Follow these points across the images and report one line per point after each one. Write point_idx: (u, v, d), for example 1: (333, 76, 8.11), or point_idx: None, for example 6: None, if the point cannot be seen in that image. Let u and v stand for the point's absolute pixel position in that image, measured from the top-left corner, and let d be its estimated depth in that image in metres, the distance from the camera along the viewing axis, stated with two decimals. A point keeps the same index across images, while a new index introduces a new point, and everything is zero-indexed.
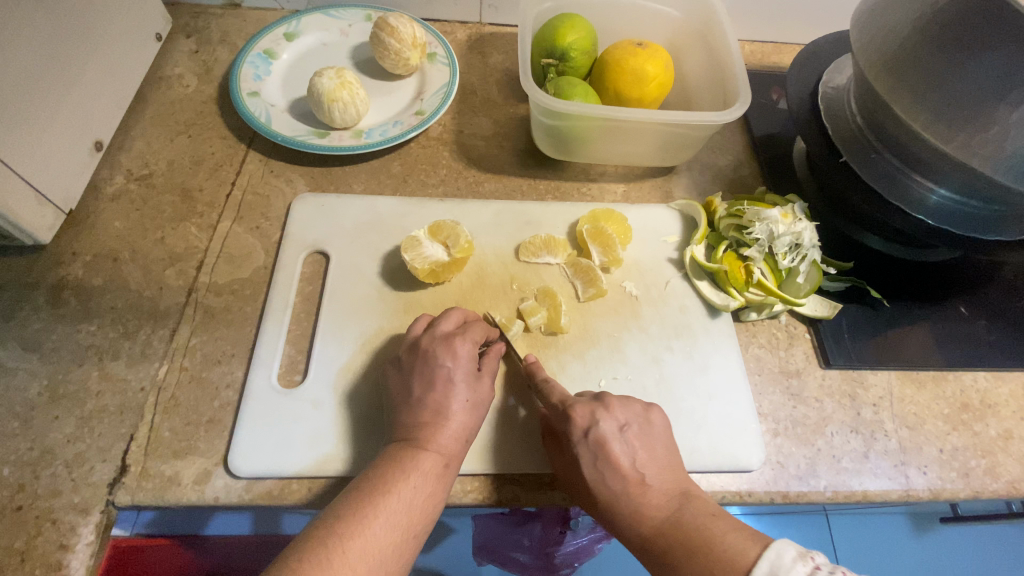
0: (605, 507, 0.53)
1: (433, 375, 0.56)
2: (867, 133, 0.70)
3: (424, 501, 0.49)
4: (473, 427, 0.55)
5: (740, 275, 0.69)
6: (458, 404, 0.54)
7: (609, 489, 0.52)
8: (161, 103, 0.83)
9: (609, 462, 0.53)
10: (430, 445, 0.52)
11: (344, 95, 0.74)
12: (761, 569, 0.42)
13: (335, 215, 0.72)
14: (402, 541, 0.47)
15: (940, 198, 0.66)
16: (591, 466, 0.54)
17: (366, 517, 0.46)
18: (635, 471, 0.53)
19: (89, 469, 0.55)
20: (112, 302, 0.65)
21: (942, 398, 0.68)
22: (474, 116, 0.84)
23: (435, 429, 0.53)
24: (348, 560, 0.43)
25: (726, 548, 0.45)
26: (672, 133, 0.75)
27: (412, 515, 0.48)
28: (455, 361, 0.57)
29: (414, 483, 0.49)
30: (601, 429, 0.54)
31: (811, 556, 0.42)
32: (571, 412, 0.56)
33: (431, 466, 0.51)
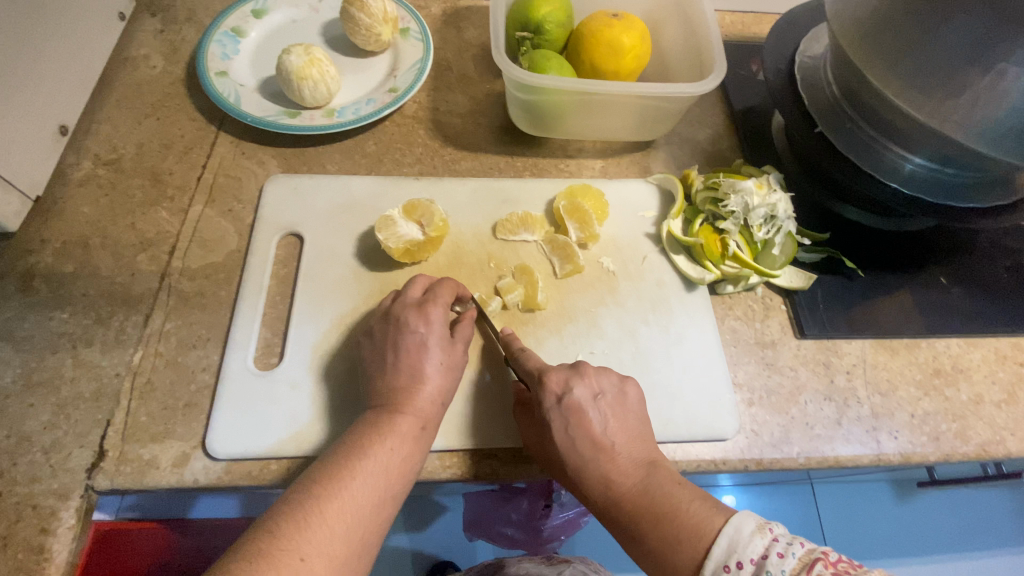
0: (574, 471, 0.53)
1: (407, 342, 0.56)
2: (842, 103, 0.70)
3: (401, 462, 0.50)
4: (448, 391, 0.56)
5: (716, 248, 0.69)
6: (433, 367, 0.55)
7: (579, 453, 0.53)
8: (127, 85, 0.81)
9: (581, 425, 0.54)
10: (406, 409, 0.52)
11: (314, 73, 0.72)
12: (720, 543, 0.44)
13: (309, 196, 0.71)
14: (379, 501, 0.47)
15: (914, 165, 0.67)
16: (561, 427, 0.54)
17: (343, 480, 0.46)
18: (604, 437, 0.53)
19: (66, 455, 0.56)
20: (84, 289, 0.64)
21: (914, 364, 0.69)
22: (449, 93, 0.83)
23: (411, 393, 0.53)
24: (327, 520, 0.44)
25: (691, 515, 0.47)
26: (647, 106, 0.74)
27: (389, 477, 0.49)
28: (428, 326, 0.57)
29: (390, 445, 0.50)
30: (575, 396, 0.55)
31: (768, 528, 0.44)
32: (544, 383, 0.55)
33: (408, 427, 0.52)
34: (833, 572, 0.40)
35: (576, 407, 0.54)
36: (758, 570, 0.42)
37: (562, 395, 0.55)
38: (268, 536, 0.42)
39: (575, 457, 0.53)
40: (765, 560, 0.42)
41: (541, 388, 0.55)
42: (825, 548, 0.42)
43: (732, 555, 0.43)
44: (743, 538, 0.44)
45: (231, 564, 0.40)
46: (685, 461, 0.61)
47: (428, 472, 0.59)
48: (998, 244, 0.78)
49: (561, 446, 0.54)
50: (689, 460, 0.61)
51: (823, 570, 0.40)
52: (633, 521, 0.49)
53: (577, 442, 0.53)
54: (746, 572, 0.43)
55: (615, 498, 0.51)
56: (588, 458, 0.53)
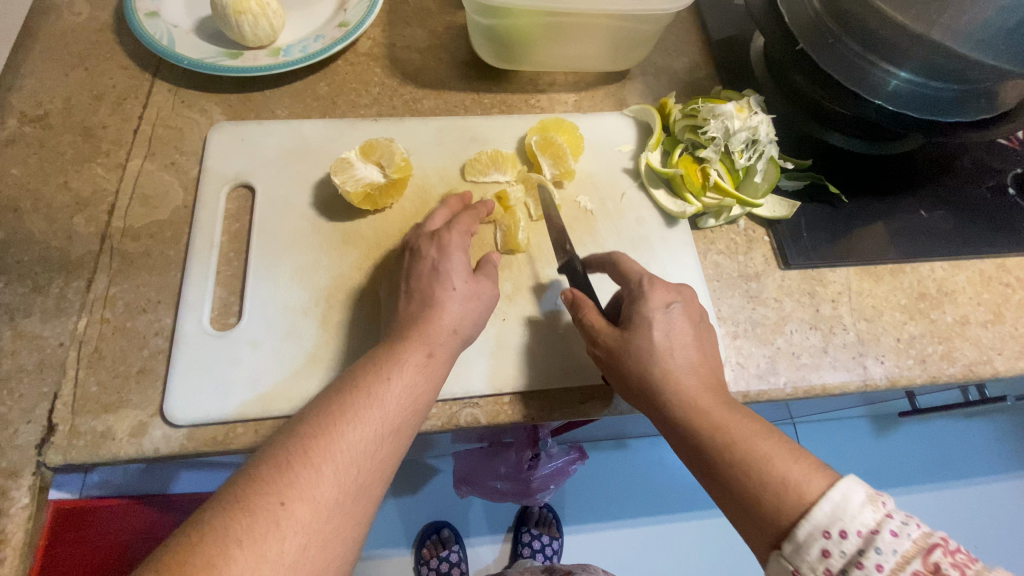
0: (664, 377, 0.48)
1: (419, 269, 0.54)
2: (824, 18, 0.64)
3: (401, 398, 0.45)
4: (467, 322, 0.52)
5: (697, 179, 0.66)
6: (449, 293, 0.52)
7: (676, 359, 0.49)
8: (48, 32, 0.73)
9: (682, 336, 0.50)
10: (407, 342, 0.49)
11: (252, 6, 0.65)
12: (821, 508, 0.39)
13: (259, 145, 0.65)
14: (378, 440, 0.43)
15: (901, 81, 0.62)
16: (662, 332, 0.50)
17: (335, 419, 0.43)
18: (695, 353, 0.50)
19: (13, 432, 0.52)
20: (17, 256, 0.59)
21: (899, 289, 0.67)
22: (406, 27, 0.76)
23: (418, 325, 0.50)
24: (313, 462, 0.40)
25: (777, 454, 0.43)
26: (619, 27, 0.69)
27: (389, 414, 0.44)
28: (442, 253, 0.54)
29: (389, 381, 0.46)
30: (680, 309, 0.52)
31: (881, 501, 0.38)
32: (651, 288, 0.52)
33: (410, 360, 0.47)
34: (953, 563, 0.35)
35: (682, 320, 0.51)
36: (865, 545, 0.37)
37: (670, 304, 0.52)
38: (249, 480, 0.39)
39: (670, 361, 0.49)
40: (876, 535, 0.37)
41: (651, 288, 0.52)
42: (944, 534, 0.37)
43: (836, 522, 0.38)
44: (850, 508, 0.38)
45: (207, 509, 0.38)
46: None
47: None
48: (981, 164, 0.75)
49: (659, 350, 0.49)
50: None
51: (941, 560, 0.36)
52: (722, 435, 0.45)
53: (675, 348, 0.49)
54: (851, 543, 0.38)
55: (703, 409, 0.47)
56: (682, 365, 0.49)
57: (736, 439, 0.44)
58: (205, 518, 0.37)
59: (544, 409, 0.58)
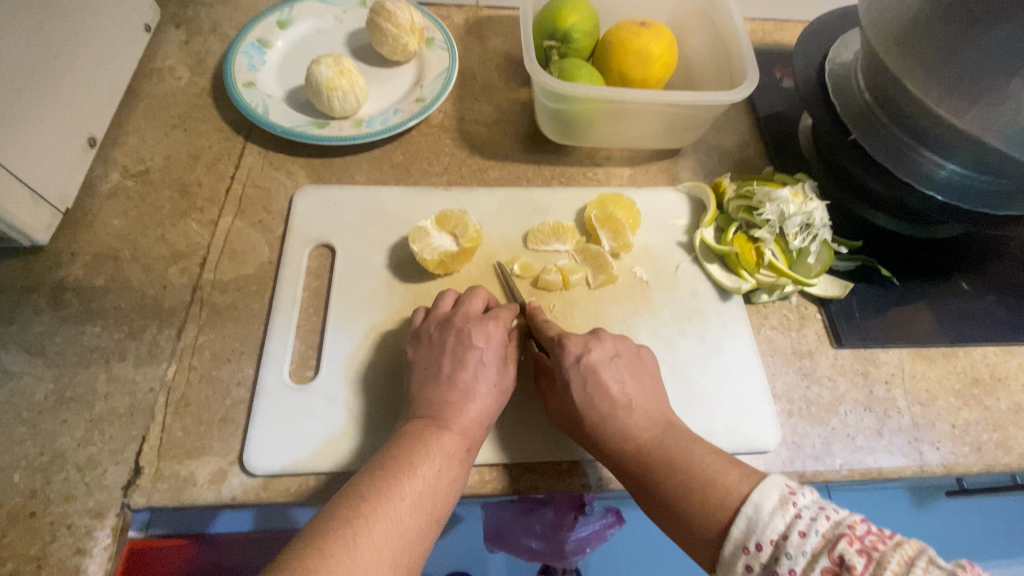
0: (592, 427, 0.53)
1: (466, 356, 0.55)
2: (876, 109, 0.68)
3: (446, 483, 0.48)
4: (494, 413, 0.54)
5: (751, 257, 0.69)
6: (485, 388, 0.54)
7: (597, 409, 0.53)
8: (151, 95, 0.80)
9: (600, 386, 0.54)
10: (453, 426, 0.51)
11: (343, 84, 0.72)
12: (738, 524, 0.43)
13: (340, 207, 0.71)
14: (424, 524, 0.45)
15: (950, 172, 0.65)
16: (578, 384, 0.55)
17: (390, 499, 0.45)
18: (621, 395, 0.54)
19: (101, 472, 0.54)
20: (115, 302, 0.64)
21: (953, 374, 0.68)
22: (475, 102, 0.82)
23: (460, 410, 0.52)
24: (375, 541, 0.42)
25: (707, 467, 0.47)
26: (678, 113, 0.74)
27: (434, 499, 0.47)
28: (487, 343, 0.56)
29: (436, 465, 0.48)
30: (593, 357, 0.56)
31: (789, 503, 0.42)
32: (565, 343, 0.57)
33: (454, 448, 0.50)
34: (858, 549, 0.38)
35: (593, 367, 0.55)
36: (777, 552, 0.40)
37: (581, 355, 0.56)
38: (318, 555, 0.40)
39: (593, 412, 0.53)
40: (785, 540, 0.40)
41: (560, 347, 0.56)
42: (853, 520, 0.40)
43: (750, 536, 0.42)
44: (763, 517, 0.42)
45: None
46: None
47: (468, 487, 0.58)
48: None
49: (577, 400, 0.54)
50: None
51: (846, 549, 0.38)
52: (663, 466, 0.49)
53: (593, 398, 0.54)
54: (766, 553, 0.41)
55: (634, 454, 0.51)
56: (606, 413, 0.53)
57: (676, 462, 0.49)
58: None
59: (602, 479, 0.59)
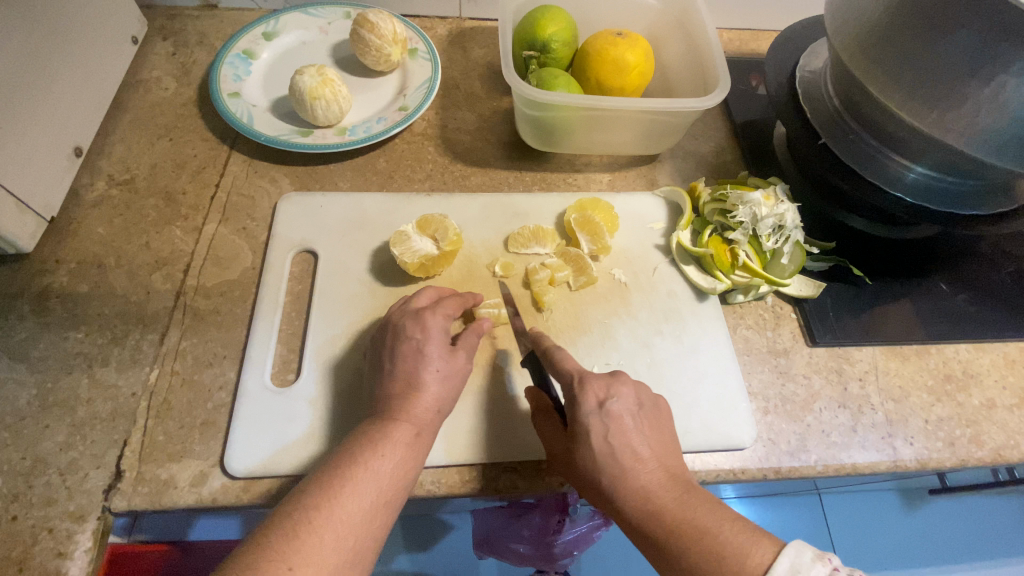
0: (610, 480, 0.51)
1: (404, 349, 0.56)
2: (844, 115, 0.71)
3: (395, 469, 0.48)
4: (447, 398, 0.55)
5: (726, 258, 0.70)
6: (430, 374, 0.54)
7: (619, 463, 0.51)
8: (138, 105, 0.82)
9: (622, 435, 0.52)
10: (400, 416, 0.51)
11: (326, 93, 0.73)
12: (780, 565, 0.43)
13: (323, 213, 0.72)
14: (374, 509, 0.46)
15: (918, 174, 0.67)
16: (602, 432, 0.52)
17: (334, 490, 0.45)
18: (642, 449, 0.52)
19: (83, 476, 0.55)
20: (99, 308, 0.64)
21: (925, 371, 0.70)
22: (457, 111, 0.84)
23: (406, 400, 0.53)
24: (318, 529, 0.43)
25: (734, 538, 0.46)
26: (653, 120, 0.76)
27: (384, 484, 0.47)
28: (425, 333, 0.57)
29: (383, 453, 0.48)
30: (617, 406, 0.53)
31: (829, 558, 0.43)
32: (586, 387, 0.54)
33: (402, 435, 0.50)
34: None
35: (617, 416, 0.53)
36: None
37: (604, 401, 0.53)
38: (258, 548, 0.41)
39: (613, 466, 0.51)
40: None
41: (581, 391, 0.54)
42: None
43: None
44: (803, 565, 0.43)
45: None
46: (704, 471, 0.61)
47: (448, 487, 0.58)
48: (1001, 249, 0.79)
49: (597, 452, 0.52)
50: (709, 470, 0.61)
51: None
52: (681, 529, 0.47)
53: (616, 450, 0.51)
54: None
55: (654, 513, 0.49)
56: (627, 467, 0.51)
57: (697, 523, 0.47)
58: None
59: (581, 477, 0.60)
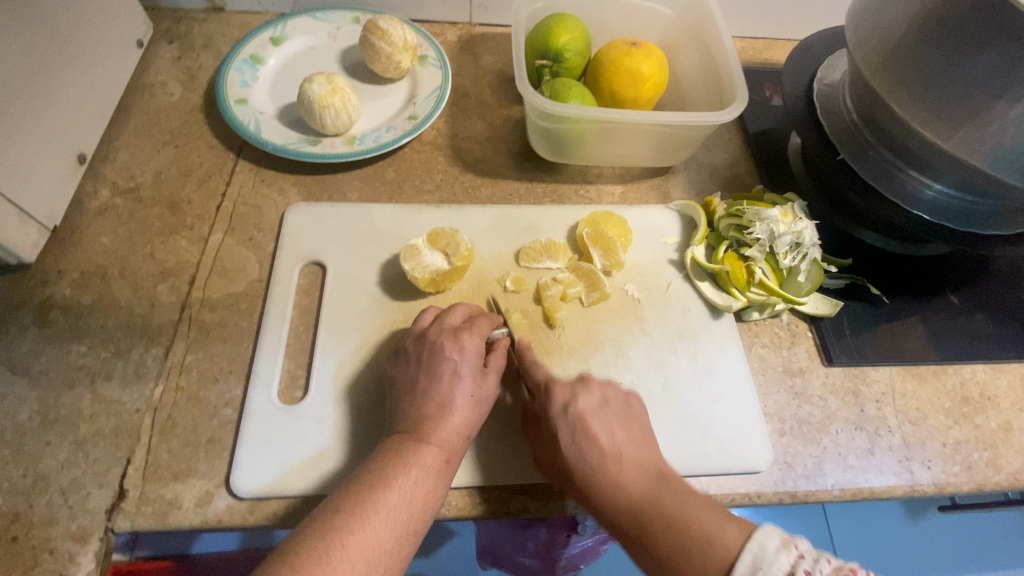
0: (582, 481, 0.52)
1: (440, 369, 0.54)
2: (862, 129, 0.69)
3: (424, 495, 0.47)
4: (476, 424, 0.54)
5: (742, 275, 0.68)
6: (463, 398, 0.53)
7: (586, 462, 0.52)
8: (142, 110, 0.80)
9: (590, 433, 0.53)
10: (431, 439, 0.50)
11: (335, 101, 0.72)
12: (744, 561, 0.43)
13: (331, 225, 0.71)
14: (402, 537, 0.45)
15: (936, 192, 0.66)
16: (574, 431, 0.53)
17: (365, 513, 0.44)
18: (612, 446, 0.53)
19: (85, 496, 0.53)
20: (102, 321, 0.63)
21: (942, 392, 0.68)
22: (468, 119, 0.83)
23: (438, 422, 0.51)
24: (349, 554, 0.42)
25: (702, 521, 0.47)
26: (668, 133, 0.74)
27: (413, 510, 0.46)
28: (462, 354, 0.55)
29: (413, 478, 0.47)
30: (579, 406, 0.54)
31: (794, 544, 0.43)
32: (552, 391, 0.56)
33: (432, 459, 0.49)
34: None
35: (582, 417, 0.54)
36: None
37: (568, 404, 0.55)
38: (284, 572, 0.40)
39: (582, 465, 0.52)
40: None
41: (547, 397, 0.55)
42: (855, 567, 0.41)
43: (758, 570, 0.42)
44: (767, 555, 0.43)
45: None
46: (719, 495, 0.60)
47: (459, 509, 0.57)
48: (1018, 268, 0.77)
49: (567, 454, 0.53)
50: (723, 494, 0.60)
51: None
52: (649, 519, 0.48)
53: (583, 450, 0.52)
54: None
55: (625, 507, 0.50)
56: (598, 465, 0.52)
57: (670, 516, 0.48)
58: None
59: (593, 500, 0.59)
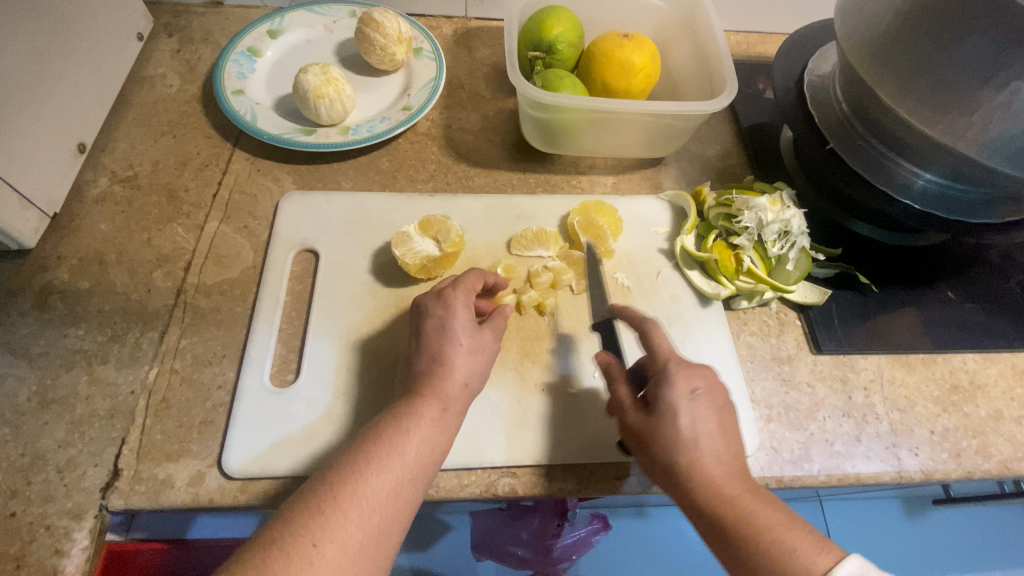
0: (686, 466, 0.49)
1: (427, 330, 0.56)
2: (852, 120, 0.70)
3: (423, 448, 0.48)
4: (474, 374, 0.54)
5: (730, 263, 0.69)
6: (458, 351, 0.54)
7: (699, 452, 0.49)
8: (142, 102, 0.81)
9: (707, 423, 0.50)
10: (430, 394, 0.51)
11: (330, 91, 0.73)
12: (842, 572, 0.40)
13: (325, 212, 0.72)
14: (402, 488, 0.45)
15: (926, 182, 0.66)
16: (689, 419, 0.50)
17: (362, 467, 0.45)
18: (717, 442, 0.50)
19: (80, 474, 0.54)
20: (99, 306, 0.64)
21: (931, 380, 0.69)
22: (462, 111, 0.84)
23: (434, 377, 0.52)
24: (344, 506, 0.42)
25: (802, 545, 0.42)
26: (659, 123, 0.75)
27: (411, 462, 0.47)
28: (448, 311, 0.56)
29: (412, 431, 0.48)
30: (705, 399, 0.51)
31: None
32: (676, 372, 0.52)
33: (430, 411, 0.50)
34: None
35: (705, 408, 0.51)
36: None
37: (693, 393, 0.51)
38: (283, 523, 0.41)
39: (693, 452, 0.49)
40: None
41: (670, 380, 0.52)
42: None
43: None
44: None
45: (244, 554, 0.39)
46: None
47: (447, 490, 0.57)
48: (1011, 259, 0.78)
49: (681, 437, 0.49)
50: None
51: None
52: (748, 522, 0.44)
53: (698, 438, 0.49)
54: None
55: (723, 501, 0.46)
56: (708, 457, 0.49)
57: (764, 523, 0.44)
58: (243, 557, 0.39)
59: (580, 483, 0.59)
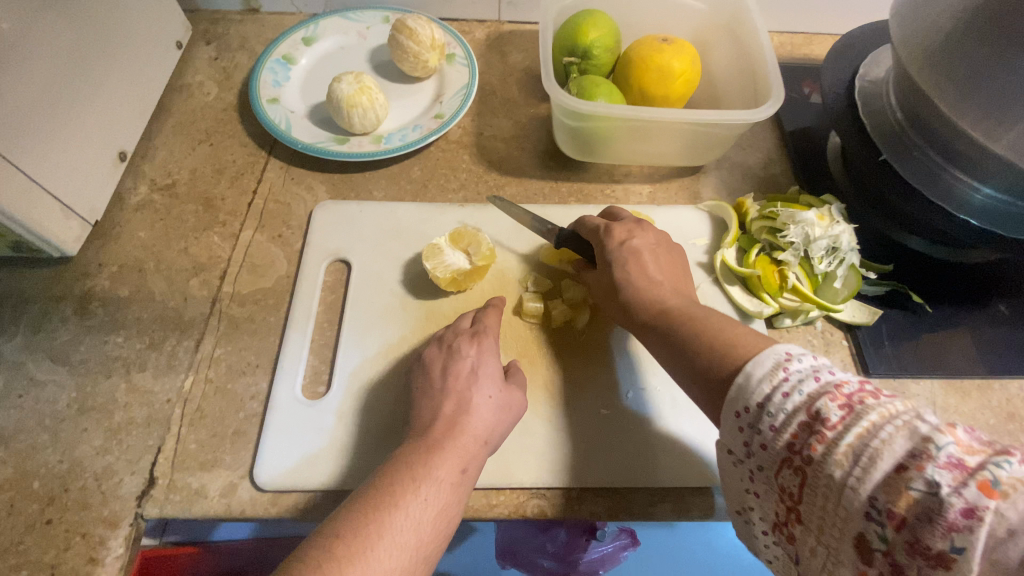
0: (626, 296, 0.55)
1: (456, 368, 0.55)
2: (905, 128, 0.65)
3: (437, 515, 0.45)
4: (496, 429, 0.53)
5: (774, 280, 0.66)
6: (481, 403, 0.52)
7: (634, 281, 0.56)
8: (181, 110, 0.83)
9: (644, 266, 0.57)
10: (449, 449, 0.49)
11: (363, 101, 0.73)
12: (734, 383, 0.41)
13: (358, 222, 0.71)
14: (411, 563, 0.42)
15: (984, 197, 0.61)
16: (633, 261, 0.57)
17: (371, 538, 0.41)
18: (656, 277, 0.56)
19: (117, 482, 0.56)
20: (138, 313, 0.65)
21: (990, 409, 0.64)
22: (493, 118, 0.82)
23: (456, 429, 0.50)
24: None
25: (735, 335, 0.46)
26: (698, 131, 0.72)
27: (423, 533, 0.44)
28: (477, 355, 0.56)
29: (425, 495, 0.45)
30: (645, 247, 0.59)
31: (782, 366, 0.39)
32: (610, 231, 0.60)
33: (448, 473, 0.47)
34: (839, 403, 0.35)
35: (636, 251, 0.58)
36: (761, 412, 0.39)
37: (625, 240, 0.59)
38: None
39: (629, 285, 0.56)
40: (767, 403, 0.39)
41: (607, 234, 0.60)
42: (842, 385, 0.37)
43: (742, 396, 0.40)
44: (755, 375, 0.40)
45: None
46: None
47: (474, 510, 0.56)
48: None
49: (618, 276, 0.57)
50: None
51: (827, 406, 0.36)
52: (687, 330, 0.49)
53: (633, 273, 0.56)
54: (753, 411, 0.39)
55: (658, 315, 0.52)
56: (642, 287, 0.55)
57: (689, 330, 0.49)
58: None
59: (612, 508, 0.57)
